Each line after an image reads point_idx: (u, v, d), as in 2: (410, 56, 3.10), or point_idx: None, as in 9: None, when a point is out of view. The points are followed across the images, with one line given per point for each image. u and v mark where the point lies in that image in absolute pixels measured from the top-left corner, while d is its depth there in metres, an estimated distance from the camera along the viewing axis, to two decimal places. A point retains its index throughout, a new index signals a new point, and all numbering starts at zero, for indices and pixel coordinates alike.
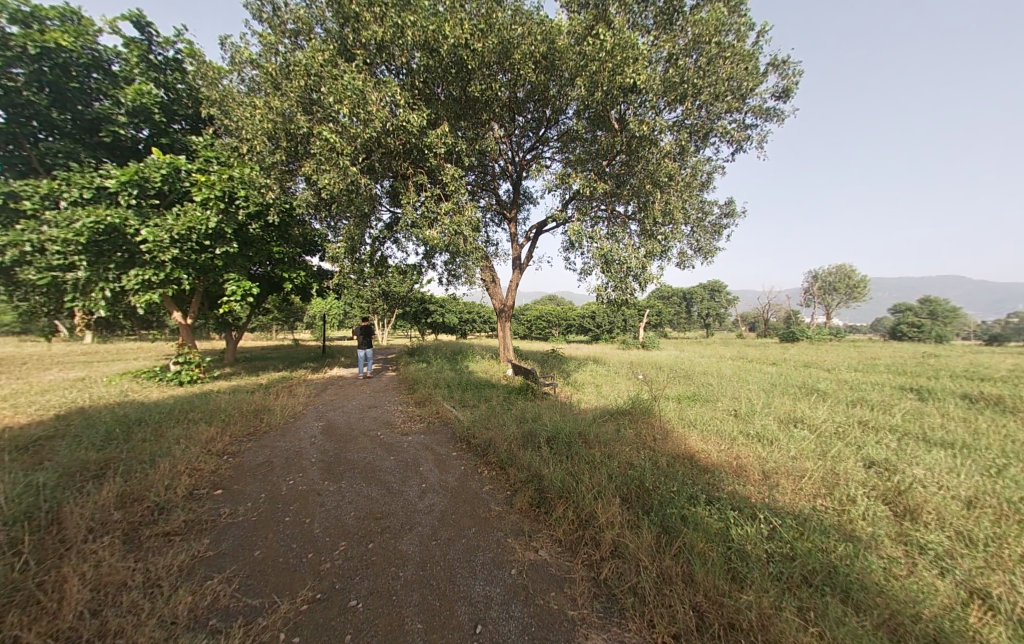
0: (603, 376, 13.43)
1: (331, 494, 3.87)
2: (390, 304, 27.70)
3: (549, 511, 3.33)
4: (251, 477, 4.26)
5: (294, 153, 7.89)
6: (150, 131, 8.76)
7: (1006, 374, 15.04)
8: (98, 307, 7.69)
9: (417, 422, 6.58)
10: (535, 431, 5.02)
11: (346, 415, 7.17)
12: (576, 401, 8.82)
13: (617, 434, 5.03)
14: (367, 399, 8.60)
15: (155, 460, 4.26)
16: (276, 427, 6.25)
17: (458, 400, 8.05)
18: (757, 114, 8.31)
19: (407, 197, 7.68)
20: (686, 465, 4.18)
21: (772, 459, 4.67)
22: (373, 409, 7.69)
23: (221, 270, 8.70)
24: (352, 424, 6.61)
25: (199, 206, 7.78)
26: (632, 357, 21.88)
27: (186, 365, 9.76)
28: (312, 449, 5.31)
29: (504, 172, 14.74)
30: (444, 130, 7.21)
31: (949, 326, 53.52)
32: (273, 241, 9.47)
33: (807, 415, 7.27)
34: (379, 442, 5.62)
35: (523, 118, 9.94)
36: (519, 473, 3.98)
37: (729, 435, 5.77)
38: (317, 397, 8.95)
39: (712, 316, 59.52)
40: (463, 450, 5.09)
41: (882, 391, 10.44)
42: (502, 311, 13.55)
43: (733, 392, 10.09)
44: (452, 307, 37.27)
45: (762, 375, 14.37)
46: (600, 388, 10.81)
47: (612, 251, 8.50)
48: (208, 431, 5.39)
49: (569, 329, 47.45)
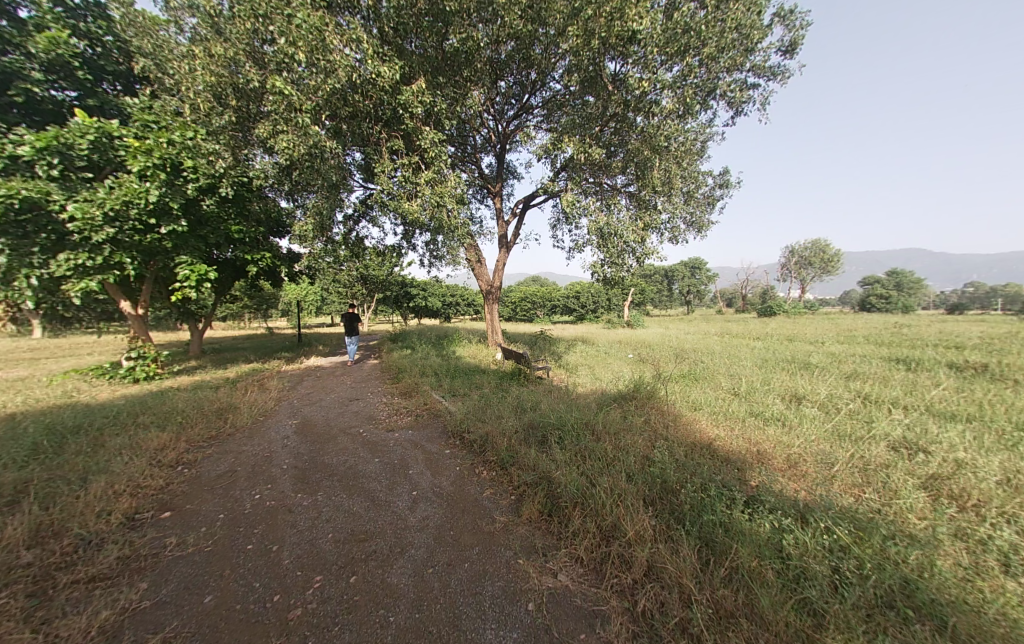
0: (594, 357, 13.11)
1: (305, 510, 3.29)
2: (369, 288, 26.51)
3: (564, 522, 2.87)
4: (208, 493, 3.61)
5: (247, 114, 6.83)
6: (73, 91, 7.46)
7: (976, 342, 15.58)
8: (25, 297, 6.63)
9: (404, 416, 6.01)
10: (537, 423, 4.53)
11: (323, 411, 6.51)
12: (571, 384, 8.41)
13: (626, 423, 4.60)
14: (347, 392, 7.92)
15: (88, 478, 3.54)
16: (243, 428, 5.55)
17: (447, 388, 7.51)
18: (761, 72, 7.73)
19: (382, 165, 6.84)
20: (705, 455, 3.80)
21: (790, 442, 4.37)
22: (354, 402, 7.03)
23: (171, 252, 7.70)
24: (330, 421, 5.97)
25: (136, 177, 6.69)
26: (619, 336, 21.72)
27: (141, 360, 8.78)
28: (284, 453, 4.67)
29: (485, 143, 13.74)
30: (421, 86, 6.34)
31: (913, 297, 56.02)
32: (232, 219, 8.42)
33: (810, 391, 7.08)
34: (361, 441, 5.03)
35: (507, 78, 9.03)
36: (524, 475, 3.50)
37: (739, 417, 5.46)
38: (292, 390, 8.22)
39: (693, 293, 60.36)
40: (457, 448, 4.56)
41: (870, 363, 10.48)
42: (489, 292, 12.91)
43: (728, 369, 9.90)
44: (434, 290, 36.23)
45: (750, 350, 14.37)
46: (593, 370, 10.46)
47: (608, 224, 7.92)
48: (159, 438, 4.65)
49: (554, 309, 47.21)
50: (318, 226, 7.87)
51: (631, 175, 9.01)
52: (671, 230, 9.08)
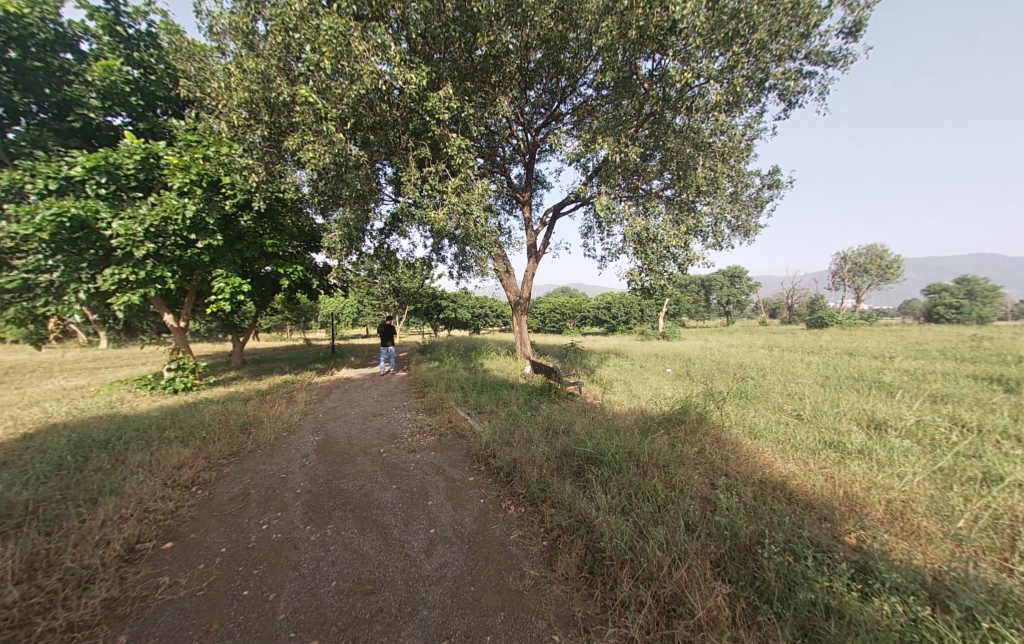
0: (629, 371, 12.30)
1: (311, 547, 2.93)
2: (401, 301, 26.97)
3: (609, 585, 2.32)
4: (216, 522, 3.37)
5: (279, 129, 6.96)
6: (125, 115, 8.04)
7: None
8: (75, 310, 6.97)
9: (427, 435, 5.64)
10: (572, 450, 4.00)
11: (347, 427, 6.30)
12: (607, 402, 7.76)
13: (675, 452, 3.97)
14: (373, 406, 7.70)
15: (99, 500, 3.44)
16: (265, 444, 5.41)
17: (473, 404, 7.11)
18: (818, 58, 6.99)
19: (408, 174, 6.70)
20: (779, 498, 3.11)
21: (886, 484, 3.56)
22: (379, 418, 6.77)
23: (210, 266, 7.95)
24: (353, 438, 5.71)
25: (176, 194, 6.96)
26: (655, 349, 20.57)
27: (182, 371, 9.08)
28: (301, 474, 4.40)
29: (515, 153, 13.61)
30: (448, 92, 6.18)
31: (992, 306, 50.00)
32: (266, 233, 8.62)
33: (894, 416, 6.03)
34: (381, 462, 4.68)
35: (537, 85, 8.81)
36: (558, 516, 2.98)
37: (812, 447, 4.64)
38: (320, 403, 8.13)
39: (733, 304, 57.18)
40: (483, 475, 4.10)
41: (961, 382, 9.00)
42: (518, 303, 12.52)
43: (786, 388, 8.82)
44: (463, 302, 36.45)
45: (808, 365, 12.96)
46: (630, 387, 9.72)
47: (647, 228, 7.34)
48: (180, 454, 4.56)
49: (584, 321, 46.13)
50: (346, 237, 7.85)
51: (670, 177, 8.41)
52: (716, 234, 8.32)
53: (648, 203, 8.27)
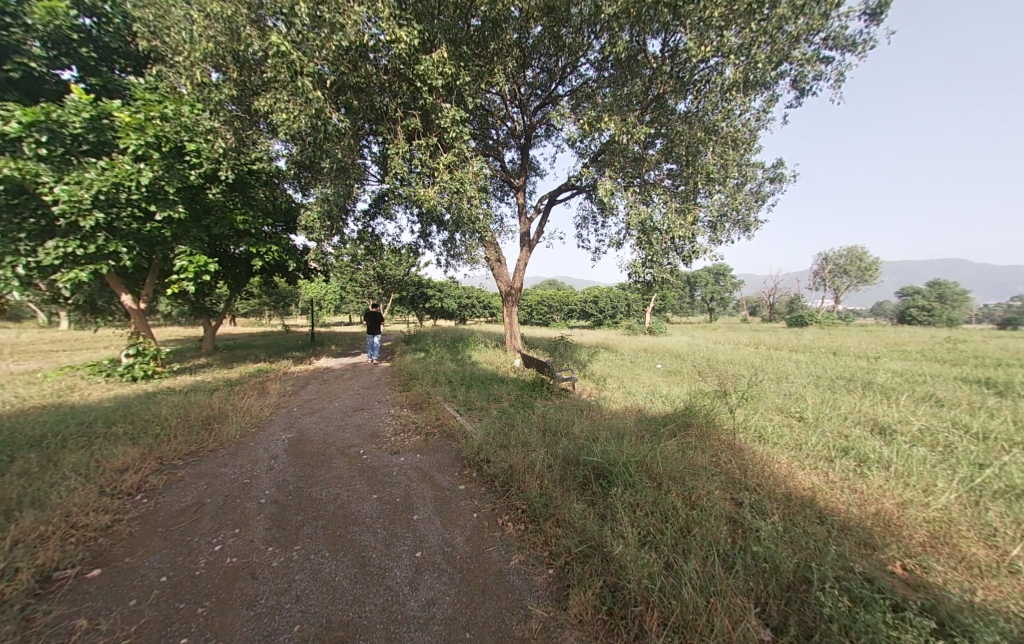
0: (620, 366, 12.03)
1: (273, 576, 2.45)
2: (385, 288, 26.09)
3: (635, 632, 1.94)
4: (159, 541, 2.84)
5: (250, 88, 6.21)
6: (74, 68, 7.12)
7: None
8: (11, 287, 6.15)
9: (412, 433, 5.16)
10: (576, 457, 3.64)
11: (325, 422, 5.76)
12: (602, 400, 7.42)
13: (686, 458, 3.66)
14: (354, 399, 7.15)
15: (13, 514, 2.87)
16: (229, 441, 4.84)
17: (463, 400, 6.66)
18: (837, 43, 6.63)
19: (396, 147, 6.08)
20: (810, 519, 2.82)
21: (911, 499, 3.33)
22: (360, 413, 6.24)
23: (172, 242, 7.19)
24: (330, 435, 5.19)
25: (131, 158, 6.17)
26: (643, 344, 20.46)
27: (141, 358, 8.29)
28: (268, 479, 3.88)
29: (509, 136, 12.99)
30: (443, 55, 5.56)
31: (958, 310, 52.32)
32: (237, 208, 7.85)
33: (896, 421, 5.88)
34: (360, 465, 4.19)
35: (537, 59, 8.20)
36: (566, 540, 2.58)
37: (824, 455, 4.39)
38: (296, 395, 7.55)
39: (717, 301, 57.99)
40: (476, 483, 3.67)
41: (948, 384, 9.06)
42: (509, 294, 12.01)
43: (780, 387, 8.66)
44: (450, 291, 35.62)
45: (795, 364, 12.98)
46: (623, 383, 9.41)
47: (651, 217, 6.93)
48: (125, 455, 3.96)
49: (571, 314, 45.93)
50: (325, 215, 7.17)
51: (675, 165, 7.98)
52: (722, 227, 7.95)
53: (652, 192, 7.86)
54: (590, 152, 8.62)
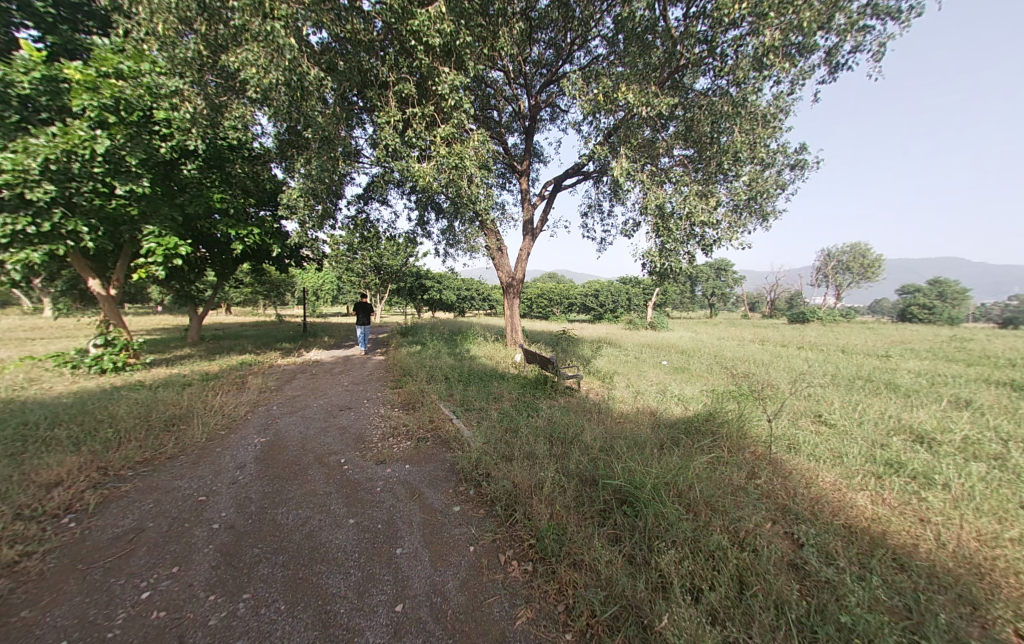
0: (625, 363, 11.48)
1: (207, 642, 1.89)
2: (382, 278, 25.38)
3: None
4: (75, 583, 2.28)
5: (222, 45, 5.52)
6: (31, 26, 6.43)
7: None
8: None
9: (401, 439, 4.59)
10: (593, 476, 3.08)
11: (306, 424, 5.19)
12: (611, 400, 6.87)
13: (723, 477, 3.10)
14: (340, 397, 6.57)
15: None
16: (192, 448, 4.27)
17: (460, 400, 6.09)
18: (880, 9, 5.96)
19: (387, 115, 5.42)
20: (889, 564, 2.28)
21: (994, 531, 2.79)
22: (345, 412, 5.66)
23: (140, 221, 6.53)
24: (310, 439, 4.62)
25: (87, 124, 5.51)
26: (646, 339, 19.92)
27: (110, 348, 7.64)
28: (229, 496, 3.31)
29: (512, 118, 12.28)
30: (441, 8, 4.88)
31: (959, 308, 52.04)
32: (214, 186, 7.20)
33: (938, 429, 5.33)
34: (339, 478, 3.63)
35: (545, 28, 7.52)
36: (587, 595, 2.03)
37: (873, 471, 3.84)
38: (278, 391, 6.96)
39: (718, 296, 57.47)
40: (473, 505, 3.10)
41: (976, 387, 8.50)
42: (510, 285, 11.37)
43: (798, 388, 8.13)
44: (449, 282, 34.90)
45: (807, 363, 12.42)
46: (631, 381, 8.84)
47: (669, 201, 6.29)
48: (61, 466, 3.39)
49: (571, 307, 45.23)
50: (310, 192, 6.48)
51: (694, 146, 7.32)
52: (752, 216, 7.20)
53: (668, 174, 7.21)
54: (606, 131, 7.77)
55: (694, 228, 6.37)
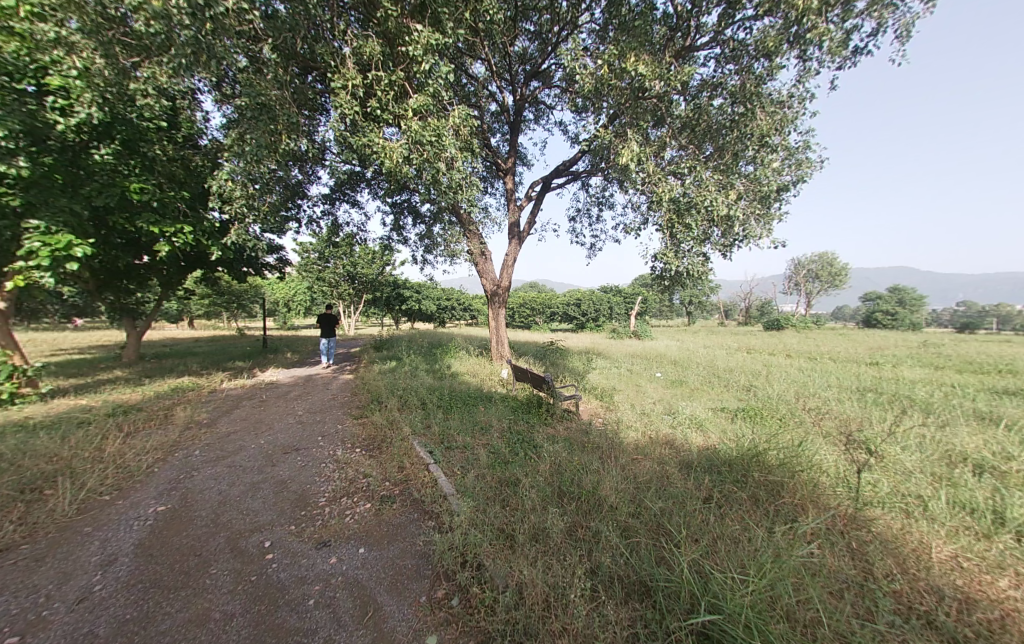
0: (621, 377, 10.58)
1: None
2: (356, 288, 23.90)
3: None
4: None
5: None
6: None
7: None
8: None
9: (360, 500, 3.39)
10: (643, 581, 2.05)
11: (232, 478, 3.92)
12: (617, 426, 5.89)
13: (824, 568, 2.14)
14: (289, 433, 5.27)
15: None
16: (46, 532, 2.95)
17: (441, 433, 4.95)
18: None
19: (346, 77, 4.31)
20: None
21: None
22: (290, 458, 4.39)
23: (26, 214, 5.13)
24: (230, 506, 3.36)
25: None
26: (633, 349, 19.22)
27: None
28: (62, 631, 2.06)
29: (495, 117, 11.47)
30: None
31: (919, 313, 54.76)
32: (134, 174, 5.89)
33: (999, 455, 4.60)
34: (255, 580, 2.42)
35: None
36: None
37: (979, 529, 2.96)
38: (211, 427, 5.58)
39: (696, 305, 58.35)
40: (460, 632, 1.99)
41: (988, 399, 8.07)
42: (495, 293, 10.31)
43: (813, 404, 7.41)
44: (428, 292, 33.55)
45: (804, 374, 11.94)
46: (633, 400, 7.92)
47: (682, 194, 5.45)
48: None
49: (553, 316, 44.56)
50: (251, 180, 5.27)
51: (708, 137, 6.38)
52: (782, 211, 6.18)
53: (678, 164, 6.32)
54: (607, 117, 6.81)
55: (712, 223, 5.59)
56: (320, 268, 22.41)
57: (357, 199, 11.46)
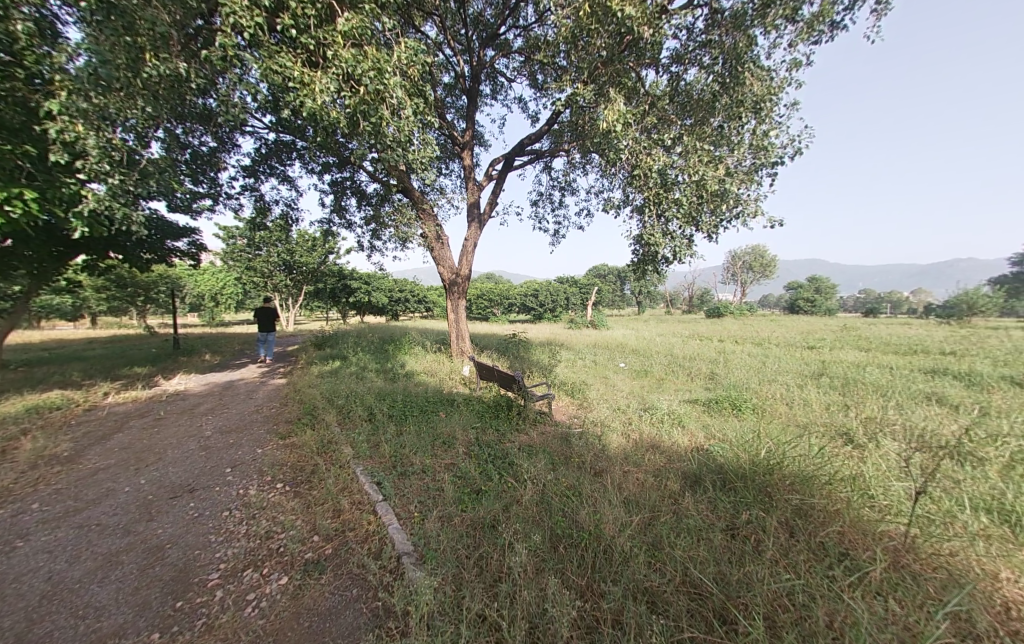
0: (589, 370, 10.11)
1: None
2: (294, 279, 21.37)
3: None
4: None
5: None
6: None
7: (939, 346, 15.39)
8: None
9: (273, 573, 2.38)
10: None
11: (78, 546, 2.70)
12: (597, 429, 5.28)
13: None
14: (184, 467, 3.97)
15: None
16: None
17: (392, 453, 3.98)
18: None
19: None
20: None
21: None
22: (179, 506, 3.21)
23: None
24: (59, 601, 2.21)
25: None
26: (595, 339, 19.03)
27: None
28: None
29: (450, 86, 10.28)
30: None
31: (833, 300, 61.41)
32: None
33: (971, 439, 4.58)
34: None
35: None
36: None
37: (1010, 535, 2.66)
38: (72, 460, 4.13)
39: (646, 295, 60.82)
40: None
41: (922, 379, 8.62)
42: (454, 282, 9.29)
43: (780, 393, 7.36)
44: (380, 283, 31.21)
45: (757, 360, 12.35)
46: (606, 396, 7.40)
47: (668, 167, 4.83)
48: None
49: (511, 307, 43.94)
50: (101, 117, 3.74)
51: (692, 115, 5.57)
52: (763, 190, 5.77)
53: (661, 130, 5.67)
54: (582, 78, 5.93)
55: (703, 199, 4.85)
56: (250, 257, 19.68)
57: (287, 174, 9.81)
